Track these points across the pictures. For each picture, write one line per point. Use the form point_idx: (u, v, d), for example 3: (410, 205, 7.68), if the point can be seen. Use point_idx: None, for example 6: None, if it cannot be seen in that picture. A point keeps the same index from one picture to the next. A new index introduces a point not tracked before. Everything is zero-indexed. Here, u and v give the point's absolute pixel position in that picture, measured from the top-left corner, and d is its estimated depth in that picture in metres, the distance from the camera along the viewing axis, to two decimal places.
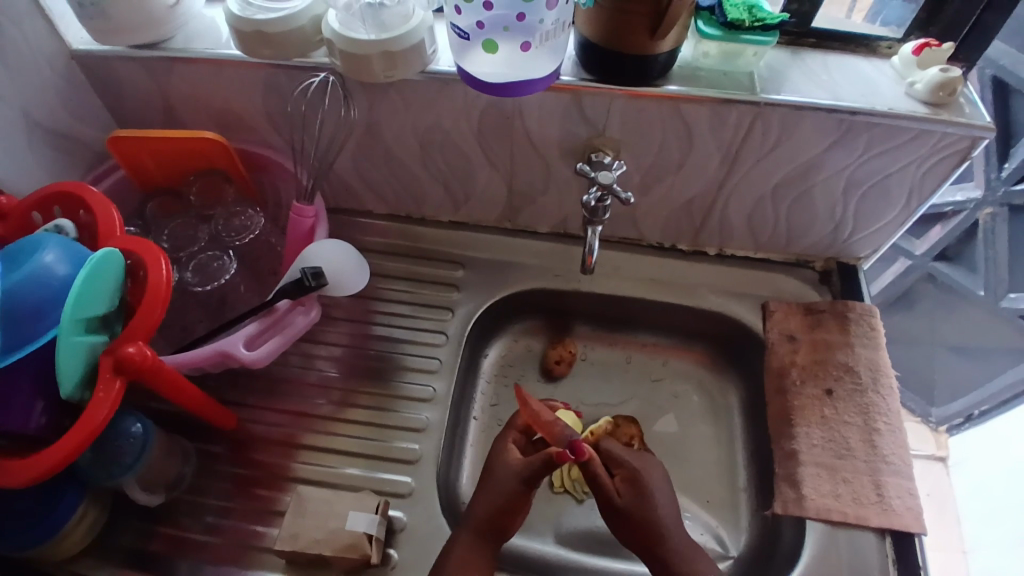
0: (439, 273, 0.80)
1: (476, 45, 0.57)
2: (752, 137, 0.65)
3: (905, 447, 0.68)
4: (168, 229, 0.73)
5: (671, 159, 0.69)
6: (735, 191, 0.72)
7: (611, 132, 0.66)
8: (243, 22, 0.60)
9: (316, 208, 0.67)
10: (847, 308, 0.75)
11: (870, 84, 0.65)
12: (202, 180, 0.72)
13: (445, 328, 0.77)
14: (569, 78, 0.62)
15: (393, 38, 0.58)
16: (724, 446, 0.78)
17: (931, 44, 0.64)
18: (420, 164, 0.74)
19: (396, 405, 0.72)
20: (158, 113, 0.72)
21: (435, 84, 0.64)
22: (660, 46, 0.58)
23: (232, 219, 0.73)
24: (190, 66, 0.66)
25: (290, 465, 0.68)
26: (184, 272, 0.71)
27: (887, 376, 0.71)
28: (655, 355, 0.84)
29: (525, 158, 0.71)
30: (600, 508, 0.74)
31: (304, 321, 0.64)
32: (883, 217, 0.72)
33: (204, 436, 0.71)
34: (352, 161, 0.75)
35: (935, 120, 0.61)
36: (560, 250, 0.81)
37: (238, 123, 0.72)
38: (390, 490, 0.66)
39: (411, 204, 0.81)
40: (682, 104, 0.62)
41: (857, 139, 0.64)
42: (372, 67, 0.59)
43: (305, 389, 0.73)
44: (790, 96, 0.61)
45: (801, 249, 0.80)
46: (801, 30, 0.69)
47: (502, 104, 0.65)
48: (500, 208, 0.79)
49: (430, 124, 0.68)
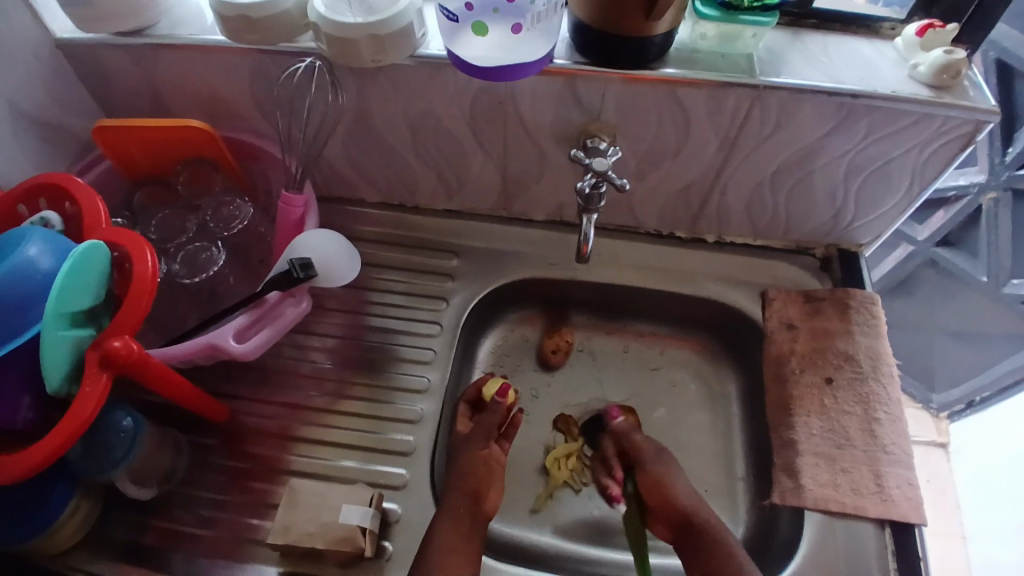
0: (433, 263, 0.79)
1: (466, 28, 0.56)
2: (751, 122, 0.63)
3: (905, 437, 0.67)
4: (156, 219, 0.71)
5: (668, 145, 0.67)
6: (734, 177, 0.70)
7: (607, 117, 0.64)
8: (227, 7, 0.59)
9: (305, 197, 0.66)
10: (848, 296, 0.74)
11: (873, 66, 0.63)
12: (189, 169, 0.71)
13: (439, 319, 0.76)
14: (562, 62, 0.60)
15: (380, 22, 0.56)
16: (722, 435, 0.78)
17: (935, 24, 0.63)
18: (412, 152, 0.72)
19: (391, 396, 0.71)
20: (145, 102, 0.71)
21: (427, 69, 0.62)
22: (656, 28, 0.56)
23: (220, 209, 0.71)
24: (175, 52, 0.64)
25: (284, 457, 0.68)
26: (172, 263, 0.69)
27: (887, 365, 0.71)
28: (654, 344, 0.83)
29: (518, 145, 0.69)
30: (598, 498, 0.74)
31: (294, 313, 0.63)
32: (884, 203, 0.71)
33: (197, 430, 0.70)
34: (342, 148, 0.73)
35: (939, 102, 0.59)
36: (555, 238, 0.80)
37: (226, 112, 0.71)
38: (384, 482, 0.66)
39: (404, 192, 0.79)
40: (680, 88, 0.60)
41: (859, 123, 0.62)
42: (359, 51, 0.58)
43: (299, 381, 0.72)
44: (790, 79, 0.60)
45: (800, 236, 0.78)
46: (802, 11, 0.68)
47: (493, 88, 0.63)
48: (495, 196, 0.78)
49: (422, 111, 0.67)
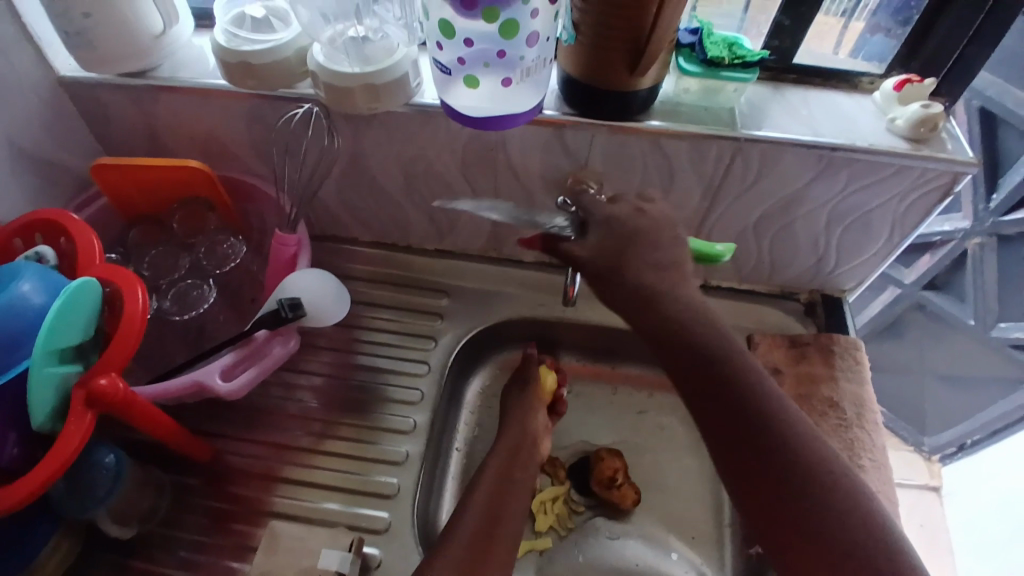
0: (423, 303, 0.80)
1: (457, 80, 0.57)
2: (734, 171, 0.65)
3: (890, 485, 0.67)
4: (150, 257, 0.72)
5: (654, 193, 0.69)
6: (720, 223, 0.72)
7: (594, 164, 0.66)
8: (229, 53, 0.60)
9: (298, 237, 0.67)
10: (832, 341, 0.75)
11: (851, 120, 0.65)
12: (183, 210, 0.71)
13: (427, 359, 0.76)
14: (551, 113, 0.62)
15: (376, 72, 0.58)
16: (709, 479, 0.77)
17: (911, 80, 0.65)
18: (405, 194, 0.74)
19: (377, 437, 0.71)
20: (143, 140, 0.73)
21: (420, 116, 0.64)
22: (641, 82, 0.58)
23: (214, 248, 0.72)
24: (176, 95, 0.66)
25: (268, 499, 0.67)
26: (162, 301, 0.70)
27: (871, 412, 0.71)
28: (642, 387, 0.83)
29: (508, 189, 0.71)
30: (584, 545, 0.74)
31: (282, 351, 0.63)
32: (866, 250, 0.72)
33: (179, 468, 0.69)
34: (336, 188, 0.75)
35: (916, 155, 0.61)
36: (543, 279, 0.81)
37: (223, 151, 0.72)
38: (366, 525, 0.65)
39: (396, 232, 0.81)
40: (664, 139, 0.63)
41: (838, 174, 0.64)
42: (355, 99, 0.60)
43: (285, 420, 0.71)
44: (770, 132, 0.62)
45: (785, 281, 0.80)
46: (782, 67, 0.70)
47: (484, 135, 0.65)
48: (486, 237, 0.79)
49: (414, 155, 0.69)
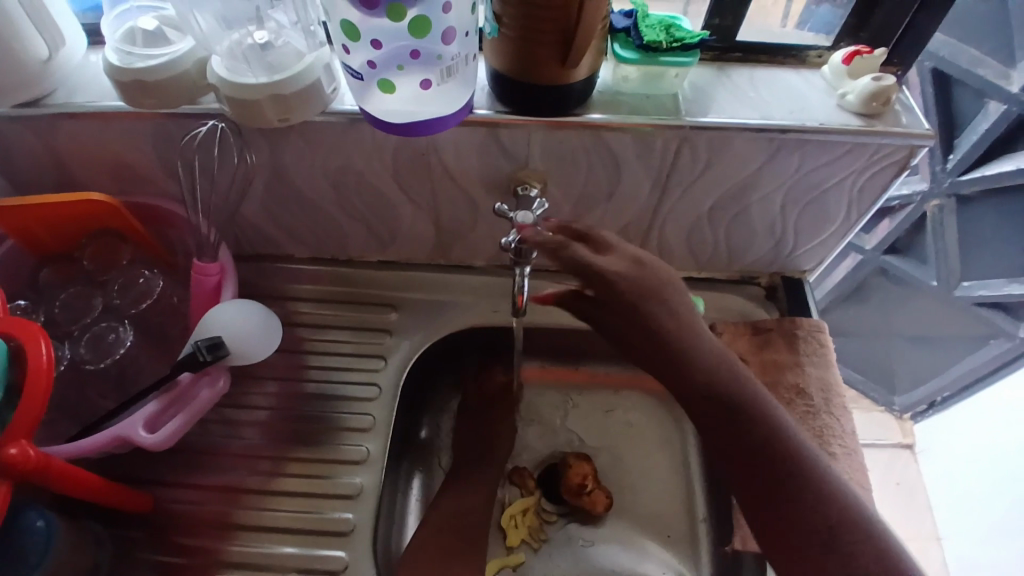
0: (369, 321, 0.75)
1: (372, 86, 0.52)
2: (681, 161, 0.62)
3: (863, 471, 0.65)
4: (62, 298, 0.67)
5: (600, 188, 0.65)
6: (672, 215, 0.69)
7: (535, 164, 0.62)
8: (122, 72, 0.54)
9: (220, 264, 0.62)
10: (795, 325, 0.73)
11: (800, 98, 0.62)
12: (95, 243, 0.66)
13: (377, 380, 0.72)
14: (483, 112, 0.57)
15: (285, 80, 0.53)
16: (679, 475, 0.75)
17: (862, 51, 0.62)
18: (338, 207, 0.69)
19: (330, 470, 0.67)
20: (45, 172, 0.66)
21: (342, 124, 0.59)
22: (575, 74, 0.54)
23: (131, 283, 0.67)
24: (72, 121, 0.60)
25: (216, 546, 0.63)
26: (76, 349, 0.64)
27: (838, 396, 0.69)
28: (607, 385, 0.80)
29: (447, 194, 0.67)
30: (557, 555, 0.71)
31: (209, 393, 0.58)
32: (823, 230, 0.70)
33: (118, 520, 0.65)
34: (262, 206, 0.69)
35: (868, 132, 0.59)
36: (493, 283, 0.77)
37: (134, 176, 0.66)
38: (323, 567, 0.62)
39: (334, 246, 0.76)
40: (605, 132, 0.59)
41: (790, 156, 0.61)
42: (265, 112, 0.54)
43: (229, 459, 0.67)
44: (716, 117, 0.58)
45: (744, 266, 0.77)
46: (726, 45, 0.66)
47: (413, 141, 0.60)
48: (431, 245, 0.75)
49: (342, 164, 0.63)
